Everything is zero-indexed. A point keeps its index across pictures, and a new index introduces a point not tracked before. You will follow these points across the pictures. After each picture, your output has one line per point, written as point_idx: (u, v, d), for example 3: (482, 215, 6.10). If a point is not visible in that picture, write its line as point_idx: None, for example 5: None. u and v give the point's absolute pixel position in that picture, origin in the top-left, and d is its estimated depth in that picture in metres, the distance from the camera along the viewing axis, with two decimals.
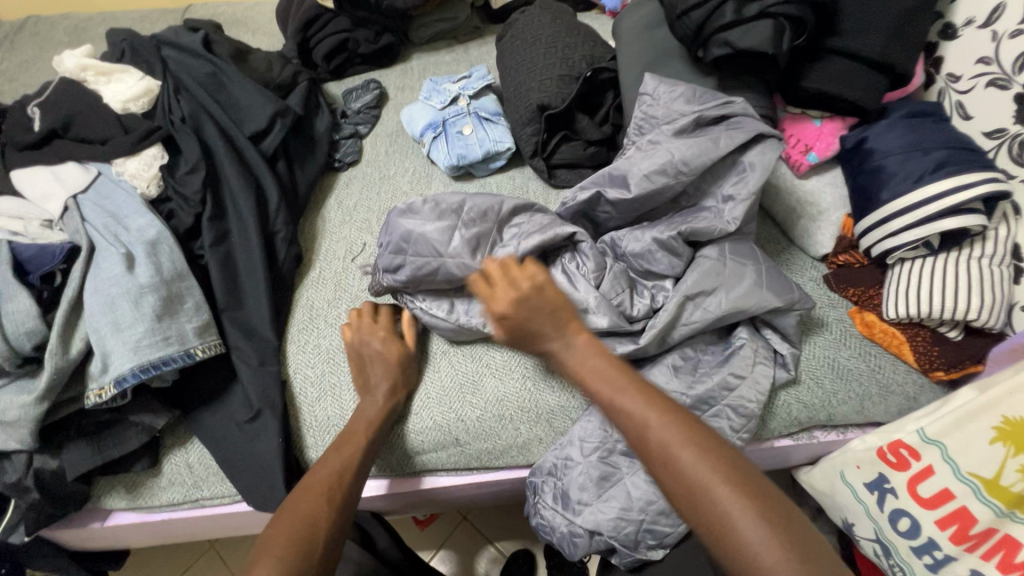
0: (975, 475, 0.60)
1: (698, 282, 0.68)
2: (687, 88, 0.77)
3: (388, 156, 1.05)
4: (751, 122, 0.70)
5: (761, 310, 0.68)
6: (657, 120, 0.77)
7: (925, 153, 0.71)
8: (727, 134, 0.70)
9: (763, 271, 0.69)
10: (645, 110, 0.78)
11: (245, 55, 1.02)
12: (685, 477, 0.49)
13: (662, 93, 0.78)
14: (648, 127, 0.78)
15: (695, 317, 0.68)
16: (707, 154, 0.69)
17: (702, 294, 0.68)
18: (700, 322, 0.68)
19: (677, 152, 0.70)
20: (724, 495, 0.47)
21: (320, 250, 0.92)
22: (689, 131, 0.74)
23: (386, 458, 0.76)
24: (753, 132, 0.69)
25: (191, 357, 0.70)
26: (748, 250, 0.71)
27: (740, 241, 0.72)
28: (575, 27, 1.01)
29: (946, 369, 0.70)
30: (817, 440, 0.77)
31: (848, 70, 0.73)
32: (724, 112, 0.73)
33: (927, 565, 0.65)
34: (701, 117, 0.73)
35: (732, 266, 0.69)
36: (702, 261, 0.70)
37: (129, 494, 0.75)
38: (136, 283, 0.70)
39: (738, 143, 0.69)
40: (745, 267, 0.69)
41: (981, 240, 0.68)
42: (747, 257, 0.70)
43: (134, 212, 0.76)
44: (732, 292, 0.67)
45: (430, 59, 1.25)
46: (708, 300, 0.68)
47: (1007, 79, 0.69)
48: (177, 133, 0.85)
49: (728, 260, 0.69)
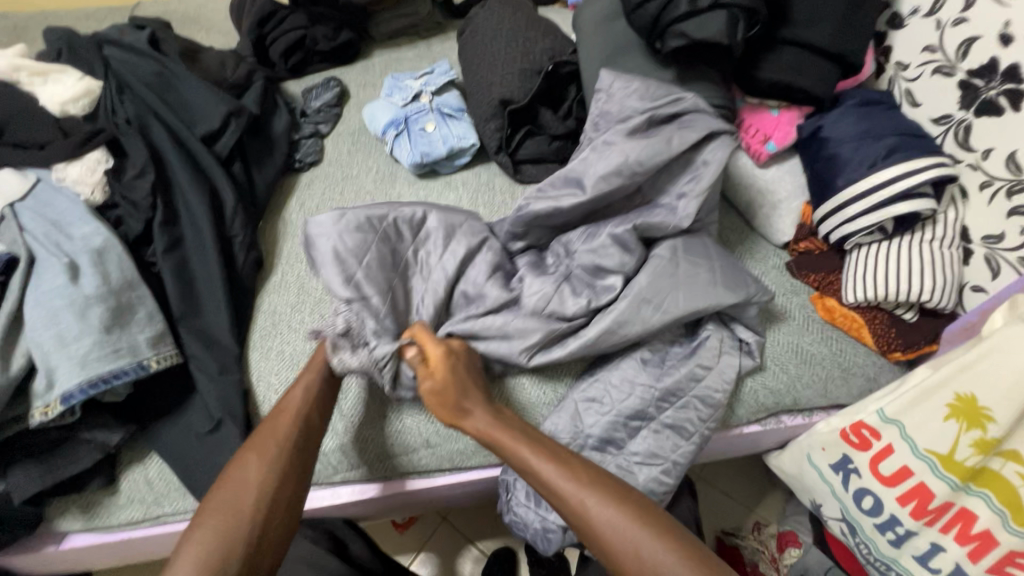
0: (932, 452, 0.62)
1: (650, 284, 0.68)
2: (643, 83, 0.77)
3: (351, 155, 1.02)
4: (702, 120, 0.72)
5: (720, 307, 0.68)
6: (612, 117, 0.77)
7: (877, 139, 0.72)
8: (679, 132, 0.72)
9: (717, 269, 0.70)
10: (602, 104, 0.78)
11: (195, 54, 0.98)
12: (628, 548, 0.52)
13: (617, 90, 0.77)
14: (603, 124, 0.77)
15: (648, 318, 0.67)
16: (661, 155, 0.70)
17: (658, 295, 0.67)
18: (654, 326, 0.67)
19: (622, 155, 0.71)
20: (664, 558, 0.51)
21: (282, 253, 0.90)
22: (642, 130, 0.74)
23: (357, 464, 0.73)
24: (705, 130, 0.71)
25: (144, 368, 0.67)
26: (703, 247, 0.71)
27: (693, 239, 0.72)
28: (535, 21, 1.00)
29: (903, 349, 0.73)
30: (785, 425, 0.78)
31: (801, 60, 0.74)
32: (675, 110, 0.74)
33: (890, 541, 0.67)
34: (654, 116, 0.74)
35: (686, 267, 0.69)
36: (655, 259, 0.69)
37: (85, 515, 0.72)
38: (81, 294, 0.66)
39: (689, 142, 0.71)
40: (698, 268, 0.69)
41: (931, 223, 0.71)
42: (700, 256, 0.70)
43: (78, 220, 0.73)
44: (686, 292, 0.68)
45: (392, 55, 1.23)
46: (662, 301, 0.67)
47: (951, 67, 0.71)
48: (121, 135, 0.82)
49: (681, 261, 0.69)
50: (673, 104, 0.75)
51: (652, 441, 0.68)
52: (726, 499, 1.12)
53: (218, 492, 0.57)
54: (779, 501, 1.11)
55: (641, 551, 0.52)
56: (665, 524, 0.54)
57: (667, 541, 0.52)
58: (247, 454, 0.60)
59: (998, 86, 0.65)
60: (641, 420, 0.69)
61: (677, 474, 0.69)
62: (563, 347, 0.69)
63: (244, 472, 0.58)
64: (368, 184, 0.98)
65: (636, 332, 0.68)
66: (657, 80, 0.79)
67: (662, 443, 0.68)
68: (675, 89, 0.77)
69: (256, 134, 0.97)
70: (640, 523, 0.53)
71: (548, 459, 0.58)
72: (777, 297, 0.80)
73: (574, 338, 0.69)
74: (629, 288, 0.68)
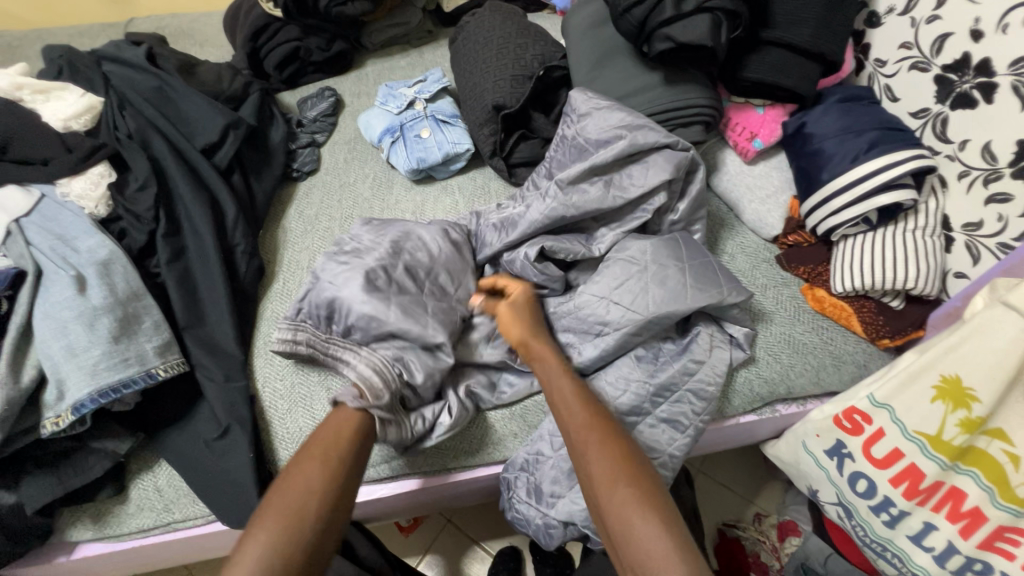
0: (921, 433, 0.64)
1: (622, 286, 0.72)
2: (606, 116, 0.79)
3: (348, 164, 1.04)
4: (641, 173, 0.75)
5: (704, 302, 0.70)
6: (569, 140, 0.81)
7: (858, 134, 0.75)
8: (618, 189, 0.76)
9: (687, 270, 0.72)
10: (566, 128, 0.83)
11: (192, 68, 1.00)
12: (613, 508, 0.53)
13: (576, 115, 0.82)
14: (563, 146, 0.82)
15: (619, 318, 0.71)
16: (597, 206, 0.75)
17: (630, 296, 0.71)
18: (625, 326, 0.71)
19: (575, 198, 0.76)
20: (645, 528, 0.51)
21: (282, 261, 0.91)
22: (583, 176, 0.77)
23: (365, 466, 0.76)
24: (641, 189, 0.74)
25: (153, 377, 0.69)
26: (678, 250, 0.74)
27: (666, 241, 0.75)
28: (525, 27, 1.03)
29: (891, 336, 0.75)
30: (779, 414, 0.80)
31: (784, 60, 0.77)
32: (616, 156, 0.75)
33: (885, 522, 0.69)
34: (594, 166, 0.75)
35: (656, 269, 0.72)
36: (628, 263, 0.74)
37: (96, 524, 0.72)
38: (89, 305, 0.68)
39: (627, 198, 0.75)
40: (668, 269, 0.72)
41: (914, 213, 0.73)
42: (669, 258, 0.73)
43: (83, 233, 0.74)
44: (659, 291, 0.70)
45: (385, 64, 1.25)
46: (634, 301, 0.71)
47: (927, 62, 0.74)
48: (124, 149, 0.83)
49: (649, 263, 0.73)
50: (624, 141, 0.75)
51: (649, 435, 0.70)
52: (727, 492, 1.14)
53: (285, 492, 0.55)
54: (779, 491, 1.12)
55: (625, 513, 0.52)
56: (654, 496, 0.54)
57: (653, 514, 0.52)
58: (310, 456, 0.57)
59: (972, 80, 0.68)
60: (637, 415, 0.71)
61: (672, 467, 0.70)
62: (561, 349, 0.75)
63: (307, 479, 0.56)
64: (365, 191, 0.99)
65: (609, 333, 0.72)
66: (611, 109, 0.79)
67: (658, 437, 0.70)
68: (622, 126, 0.77)
69: (254, 146, 0.99)
70: (630, 471, 0.55)
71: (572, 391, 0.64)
72: (768, 289, 0.82)
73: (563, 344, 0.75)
74: (598, 296, 0.73)
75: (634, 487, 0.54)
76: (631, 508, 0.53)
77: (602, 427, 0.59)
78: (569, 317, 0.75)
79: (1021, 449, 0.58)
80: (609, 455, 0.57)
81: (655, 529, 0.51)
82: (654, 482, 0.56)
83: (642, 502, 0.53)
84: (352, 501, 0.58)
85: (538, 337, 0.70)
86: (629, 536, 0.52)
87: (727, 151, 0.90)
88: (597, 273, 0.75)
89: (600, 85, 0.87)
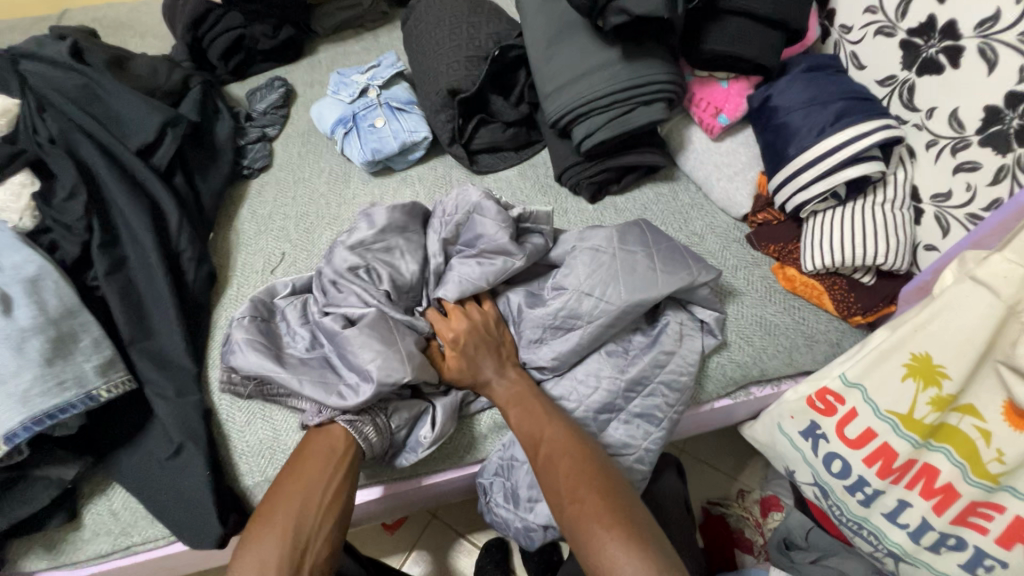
0: (893, 412, 0.63)
1: (588, 278, 0.69)
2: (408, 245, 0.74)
3: (302, 158, 0.99)
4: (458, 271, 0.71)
5: (670, 292, 0.67)
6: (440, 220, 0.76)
7: (823, 106, 0.72)
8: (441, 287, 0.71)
9: (654, 255, 0.69)
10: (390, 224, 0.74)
11: (123, 62, 0.94)
12: (582, 538, 0.54)
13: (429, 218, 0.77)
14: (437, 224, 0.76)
15: (592, 311, 0.68)
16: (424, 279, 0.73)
17: (600, 287, 0.68)
18: (598, 318, 0.68)
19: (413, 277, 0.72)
20: (614, 551, 0.52)
21: (235, 265, 0.87)
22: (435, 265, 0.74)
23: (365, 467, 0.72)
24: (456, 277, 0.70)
25: (94, 399, 0.65)
26: (643, 236, 0.71)
27: (631, 228, 0.72)
28: (478, 5, 0.98)
29: (862, 313, 0.74)
30: (754, 396, 0.79)
31: (744, 29, 0.74)
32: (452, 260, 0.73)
33: (860, 501, 0.69)
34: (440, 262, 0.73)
35: (623, 258, 0.69)
36: (599, 256, 0.70)
37: (49, 553, 0.69)
38: (16, 327, 0.63)
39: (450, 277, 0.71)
40: (635, 256, 0.69)
41: (882, 185, 0.71)
42: (636, 244, 0.70)
43: (7, 249, 0.69)
44: (628, 281, 0.68)
45: (337, 50, 1.18)
46: (605, 290, 0.68)
47: (893, 27, 0.71)
48: (48, 156, 0.78)
49: (616, 250, 0.70)
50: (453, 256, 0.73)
51: (623, 432, 0.69)
52: (710, 470, 1.13)
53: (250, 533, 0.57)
54: (761, 467, 1.12)
55: (594, 541, 0.53)
56: (622, 513, 0.55)
57: (622, 537, 0.52)
58: (288, 476, 0.60)
59: (937, 44, 0.65)
60: (610, 412, 0.69)
61: (650, 460, 0.69)
62: (547, 346, 0.71)
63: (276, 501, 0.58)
64: (321, 186, 0.95)
65: (582, 326, 0.69)
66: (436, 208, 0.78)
67: (633, 432, 0.68)
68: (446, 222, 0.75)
69: (198, 144, 0.93)
70: (590, 487, 0.57)
71: (524, 414, 0.65)
72: (739, 270, 0.80)
73: (546, 346, 0.71)
74: (568, 287, 0.70)
75: (593, 503, 0.55)
76: (592, 524, 0.54)
77: (560, 455, 0.60)
78: (540, 310, 0.71)
79: (991, 425, 0.57)
80: (572, 484, 0.57)
81: (614, 540, 0.52)
82: (620, 497, 0.56)
83: (605, 524, 0.54)
84: (324, 504, 0.59)
85: (493, 358, 0.69)
86: (590, 550, 0.53)
87: (693, 127, 0.87)
88: (566, 265, 0.71)
89: (558, 63, 0.82)
